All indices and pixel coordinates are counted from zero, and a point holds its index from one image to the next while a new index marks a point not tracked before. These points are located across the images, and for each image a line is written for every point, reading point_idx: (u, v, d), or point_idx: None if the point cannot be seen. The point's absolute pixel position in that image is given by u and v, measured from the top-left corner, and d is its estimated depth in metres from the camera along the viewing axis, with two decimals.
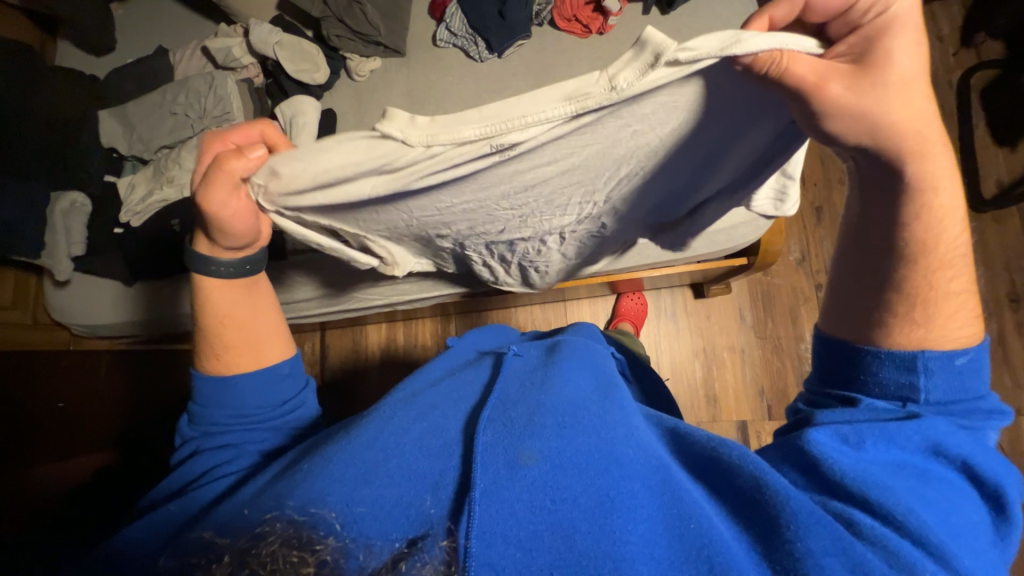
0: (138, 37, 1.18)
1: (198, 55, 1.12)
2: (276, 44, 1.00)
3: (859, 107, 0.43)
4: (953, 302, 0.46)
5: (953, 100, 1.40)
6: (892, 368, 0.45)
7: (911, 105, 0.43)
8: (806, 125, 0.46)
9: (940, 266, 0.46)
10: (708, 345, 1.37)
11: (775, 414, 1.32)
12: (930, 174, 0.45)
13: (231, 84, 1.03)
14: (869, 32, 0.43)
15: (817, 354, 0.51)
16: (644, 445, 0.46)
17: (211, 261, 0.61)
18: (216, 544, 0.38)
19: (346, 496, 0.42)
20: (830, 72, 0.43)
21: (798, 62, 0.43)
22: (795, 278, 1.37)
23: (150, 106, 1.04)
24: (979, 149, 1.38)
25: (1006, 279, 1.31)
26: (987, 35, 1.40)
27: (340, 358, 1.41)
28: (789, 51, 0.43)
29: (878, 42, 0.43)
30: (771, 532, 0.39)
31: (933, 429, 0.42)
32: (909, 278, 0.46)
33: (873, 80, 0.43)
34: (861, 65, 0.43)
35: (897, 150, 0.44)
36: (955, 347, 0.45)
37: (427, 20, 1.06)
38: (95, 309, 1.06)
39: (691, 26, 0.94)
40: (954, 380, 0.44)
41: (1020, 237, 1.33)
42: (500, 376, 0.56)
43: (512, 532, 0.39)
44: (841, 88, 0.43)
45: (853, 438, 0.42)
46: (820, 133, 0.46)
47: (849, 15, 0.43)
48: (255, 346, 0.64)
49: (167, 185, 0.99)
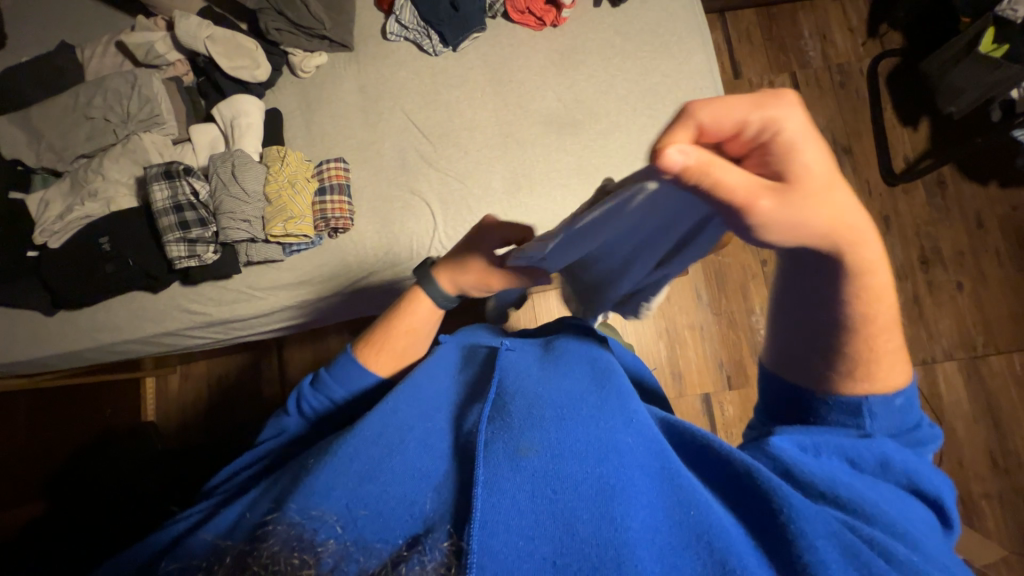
0: (34, 31, 1.03)
1: (114, 51, 1.00)
2: (208, 38, 0.92)
3: (803, 217, 0.37)
4: (889, 358, 0.46)
5: (866, 87, 1.49)
6: (841, 414, 0.47)
7: (844, 200, 0.38)
8: (739, 236, 0.39)
9: (880, 331, 0.44)
10: (670, 325, 1.44)
11: (734, 385, 1.40)
12: (868, 262, 0.41)
13: (158, 86, 0.93)
14: (777, 147, 0.36)
15: (764, 389, 0.53)
16: (643, 433, 0.47)
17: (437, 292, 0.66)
18: (214, 550, 0.37)
19: (348, 501, 0.41)
20: (773, 183, 0.36)
21: (728, 180, 0.34)
22: (743, 256, 1.47)
23: (61, 111, 0.93)
24: (887, 130, 1.47)
25: (916, 244, 1.42)
26: (888, 27, 1.49)
27: (301, 374, 1.29)
28: (716, 164, 0.33)
29: (784, 161, 0.36)
30: (769, 517, 0.40)
31: (880, 445, 0.45)
32: (848, 344, 0.45)
33: (801, 192, 0.36)
34: (786, 179, 0.36)
35: (837, 250, 0.40)
36: (891, 388, 0.46)
37: (373, 12, 1.01)
38: (7, 346, 0.91)
39: (641, 20, 0.96)
40: (896, 416, 0.47)
41: (927, 207, 1.43)
42: (497, 369, 0.54)
43: (514, 521, 0.38)
44: (773, 204, 0.35)
45: (811, 448, 0.45)
46: (757, 242, 0.39)
47: (742, 135, 0.37)
48: (405, 352, 0.65)
49: (88, 200, 0.91)
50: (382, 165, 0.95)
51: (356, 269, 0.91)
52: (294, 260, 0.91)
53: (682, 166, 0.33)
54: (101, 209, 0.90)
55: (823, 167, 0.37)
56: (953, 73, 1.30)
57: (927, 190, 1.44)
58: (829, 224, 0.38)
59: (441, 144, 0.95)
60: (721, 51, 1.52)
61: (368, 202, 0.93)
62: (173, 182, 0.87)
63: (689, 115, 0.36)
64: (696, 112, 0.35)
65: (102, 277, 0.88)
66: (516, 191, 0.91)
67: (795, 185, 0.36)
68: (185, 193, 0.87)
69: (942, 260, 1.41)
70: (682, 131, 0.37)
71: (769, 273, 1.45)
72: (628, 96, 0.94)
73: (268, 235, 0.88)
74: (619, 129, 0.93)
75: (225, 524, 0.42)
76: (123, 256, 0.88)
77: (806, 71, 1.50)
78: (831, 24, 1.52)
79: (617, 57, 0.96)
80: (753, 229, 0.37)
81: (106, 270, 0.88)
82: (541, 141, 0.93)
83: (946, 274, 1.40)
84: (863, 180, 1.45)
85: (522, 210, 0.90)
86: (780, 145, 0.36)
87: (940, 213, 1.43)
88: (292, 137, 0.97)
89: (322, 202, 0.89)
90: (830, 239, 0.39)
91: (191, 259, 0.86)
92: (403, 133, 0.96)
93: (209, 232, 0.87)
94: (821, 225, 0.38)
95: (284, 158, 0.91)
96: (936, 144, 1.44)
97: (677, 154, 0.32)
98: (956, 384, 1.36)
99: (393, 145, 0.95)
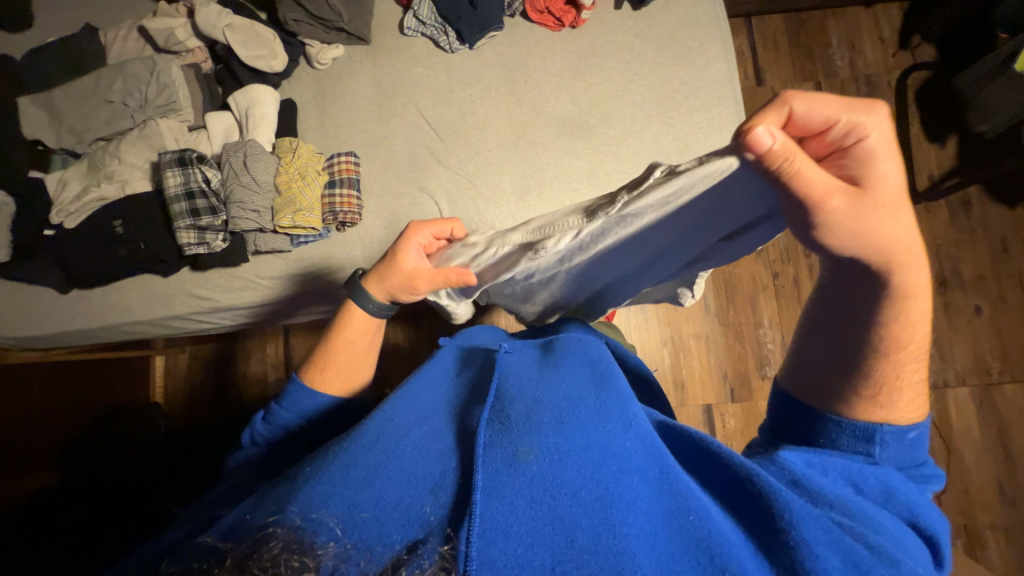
0: (60, 12, 1.04)
1: (135, 36, 1.01)
2: (227, 27, 0.92)
3: (859, 225, 0.41)
4: (914, 390, 0.48)
5: (894, 101, 1.44)
6: (851, 438, 0.47)
7: (905, 223, 0.42)
8: (802, 232, 0.43)
9: (909, 359, 0.47)
10: (675, 334, 1.42)
11: (737, 397, 1.39)
12: (915, 284, 0.45)
13: (176, 72, 0.94)
14: (858, 151, 0.40)
15: (776, 406, 0.54)
16: (642, 437, 0.46)
17: (368, 301, 0.66)
18: (215, 549, 0.35)
19: (349, 502, 0.41)
20: (845, 184, 0.40)
21: (808, 172, 0.39)
22: (754, 268, 1.44)
23: (82, 94, 0.95)
24: (913, 146, 1.42)
25: (935, 265, 1.38)
26: (921, 39, 1.44)
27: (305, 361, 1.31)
28: (800, 156, 0.38)
29: (859, 167, 0.41)
30: (772, 528, 0.40)
31: (886, 474, 0.45)
32: (880, 369, 0.47)
33: (871, 199, 0.40)
34: (861, 183, 0.40)
35: (892, 262, 0.43)
36: (906, 421, 0.48)
37: (392, 6, 1.00)
38: (23, 321, 0.94)
39: (662, 24, 0.95)
40: (906, 450, 0.47)
41: (949, 227, 1.39)
42: (496, 373, 0.54)
43: (513, 527, 0.37)
44: (842, 202, 0.40)
45: (818, 465, 0.45)
46: (815, 242, 0.43)
47: (828, 134, 0.41)
48: (348, 372, 0.66)
49: (104, 182, 0.92)
50: (392, 161, 0.95)
51: (362, 264, 0.91)
52: (301, 251, 0.92)
53: (769, 148, 0.37)
54: (115, 192, 0.92)
55: (895, 181, 0.41)
56: (987, 90, 1.25)
57: (951, 210, 1.40)
58: (890, 233, 0.42)
59: (452, 142, 0.94)
60: (745, 57, 1.48)
61: (377, 197, 0.93)
62: (186, 169, 0.88)
63: (785, 99, 0.40)
64: (792, 99, 0.39)
65: (114, 259, 0.90)
66: (525, 193, 0.91)
67: (867, 191, 0.40)
68: (198, 180, 0.88)
69: (961, 283, 1.37)
70: (774, 115, 0.40)
71: (780, 286, 1.43)
72: (644, 102, 0.92)
73: (277, 225, 0.89)
74: (633, 135, 0.91)
75: (223, 524, 0.41)
76: (134, 240, 0.89)
77: (832, 82, 1.46)
78: (861, 34, 1.47)
79: (635, 62, 0.94)
80: (816, 224, 0.41)
81: (119, 253, 0.90)
82: (553, 143, 0.92)
83: (965, 297, 1.36)
84: None
85: (530, 214, 0.90)
86: (861, 152, 0.40)
87: (963, 234, 1.39)
88: (306, 128, 0.98)
89: (332, 195, 0.90)
90: (885, 256, 0.43)
91: (201, 246, 0.88)
92: (415, 130, 0.95)
93: (219, 221, 0.88)
94: (879, 235, 0.42)
95: (296, 149, 0.91)
96: (964, 162, 1.39)
97: (765, 137, 0.37)
98: (968, 410, 1.33)
99: (405, 141, 0.95)
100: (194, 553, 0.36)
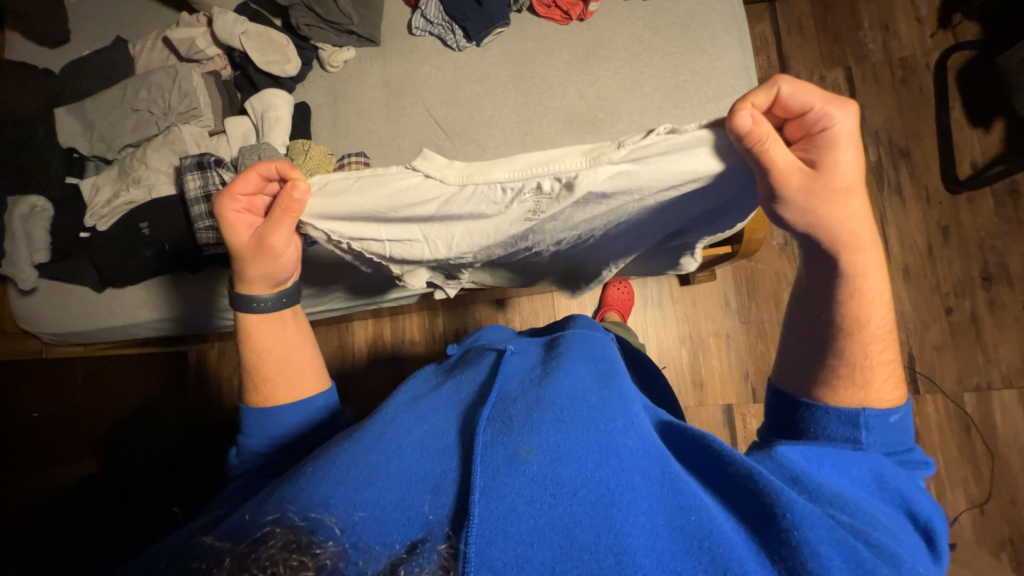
0: (95, 26, 1.11)
1: (160, 47, 1.06)
2: (243, 34, 0.95)
3: (814, 206, 0.49)
4: (883, 369, 0.50)
5: (931, 83, 1.35)
6: (838, 424, 0.49)
7: (859, 205, 0.49)
8: (769, 208, 0.53)
9: (872, 339, 0.50)
10: (694, 332, 1.38)
11: (759, 397, 1.34)
12: (864, 266, 0.50)
13: (197, 79, 0.99)
14: (821, 139, 0.48)
15: (771, 405, 0.55)
16: (645, 437, 0.45)
17: (247, 300, 0.63)
18: (215, 548, 0.35)
19: (346, 500, 0.39)
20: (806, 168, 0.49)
21: (774, 147, 0.48)
22: (778, 263, 1.39)
23: (110, 104, 1.00)
24: (953, 132, 1.33)
25: (978, 258, 1.29)
26: (963, 17, 1.35)
27: (327, 356, 1.37)
28: (768, 138, 0.48)
29: (822, 152, 0.48)
30: (772, 524, 0.38)
31: (876, 460, 0.45)
32: (847, 348, 0.50)
33: (826, 178, 0.48)
34: (819, 164, 0.49)
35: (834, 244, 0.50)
36: (886, 404, 0.49)
37: (402, 7, 1.02)
38: (69, 319, 1.02)
39: (672, 13, 0.92)
40: (891, 433, 0.48)
41: (994, 217, 1.30)
42: (499, 372, 0.54)
43: (512, 527, 0.36)
44: (800, 179, 0.48)
45: (814, 458, 0.44)
46: (780, 218, 0.52)
47: (802, 120, 0.49)
48: (291, 376, 0.63)
49: (133, 187, 0.97)
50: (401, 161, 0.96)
51: None
52: None
53: (748, 124, 0.48)
54: (143, 196, 0.96)
55: (852, 172, 0.48)
56: None
57: (996, 199, 1.30)
58: (839, 213, 0.49)
59: (460, 140, 0.95)
60: (767, 44, 1.42)
61: None
62: (205, 172, 0.92)
63: (777, 81, 0.47)
64: (783, 81, 0.47)
65: (141, 259, 0.95)
66: None
67: (824, 172, 0.48)
68: (215, 183, 0.92)
69: (1008, 277, 1.28)
70: (765, 94, 0.48)
71: None
72: (654, 95, 0.90)
73: None
74: (642, 129, 0.90)
75: (223, 523, 0.40)
76: (160, 241, 0.93)
77: (863, 66, 1.38)
78: (894, 14, 1.39)
79: (645, 53, 0.92)
80: (780, 198, 0.50)
81: (146, 253, 0.94)
82: (561, 140, 0.92)
83: (1012, 292, 1.27)
84: (920, 186, 1.33)
85: None
86: (826, 138, 0.48)
87: (1009, 224, 1.29)
88: (320, 130, 1.01)
89: None
90: (838, 232, 0.49)
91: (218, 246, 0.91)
92: (424, 129, 0.96)
93: None
94: (827, 215, 0.49)
95: (308, 151, 0.92)
96: (1011, 149, 1.29)
97: (747, 117, 0.48)
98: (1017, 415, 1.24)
99: (414, 141, 0.96)
100: (195, 552, 0.36)
